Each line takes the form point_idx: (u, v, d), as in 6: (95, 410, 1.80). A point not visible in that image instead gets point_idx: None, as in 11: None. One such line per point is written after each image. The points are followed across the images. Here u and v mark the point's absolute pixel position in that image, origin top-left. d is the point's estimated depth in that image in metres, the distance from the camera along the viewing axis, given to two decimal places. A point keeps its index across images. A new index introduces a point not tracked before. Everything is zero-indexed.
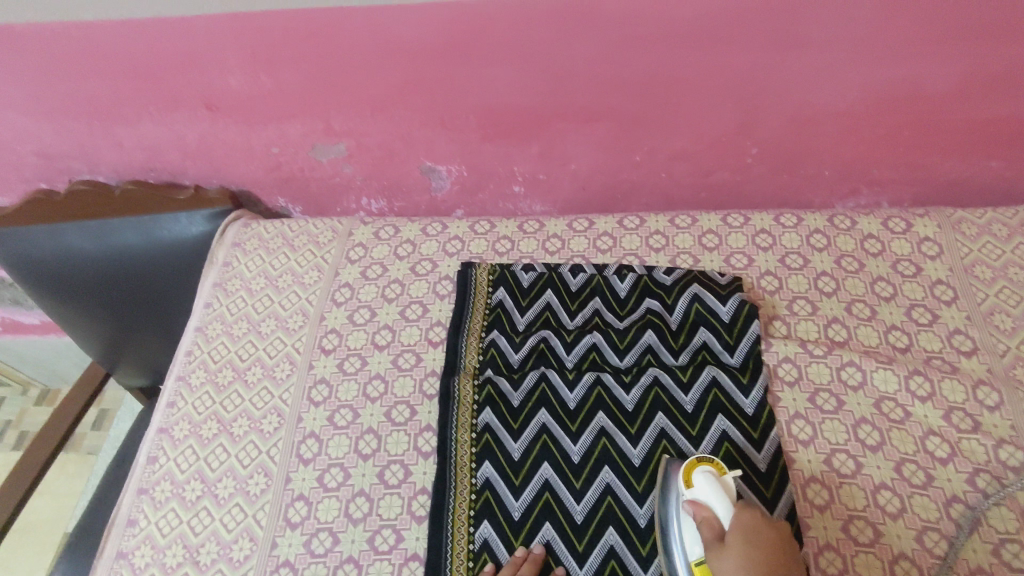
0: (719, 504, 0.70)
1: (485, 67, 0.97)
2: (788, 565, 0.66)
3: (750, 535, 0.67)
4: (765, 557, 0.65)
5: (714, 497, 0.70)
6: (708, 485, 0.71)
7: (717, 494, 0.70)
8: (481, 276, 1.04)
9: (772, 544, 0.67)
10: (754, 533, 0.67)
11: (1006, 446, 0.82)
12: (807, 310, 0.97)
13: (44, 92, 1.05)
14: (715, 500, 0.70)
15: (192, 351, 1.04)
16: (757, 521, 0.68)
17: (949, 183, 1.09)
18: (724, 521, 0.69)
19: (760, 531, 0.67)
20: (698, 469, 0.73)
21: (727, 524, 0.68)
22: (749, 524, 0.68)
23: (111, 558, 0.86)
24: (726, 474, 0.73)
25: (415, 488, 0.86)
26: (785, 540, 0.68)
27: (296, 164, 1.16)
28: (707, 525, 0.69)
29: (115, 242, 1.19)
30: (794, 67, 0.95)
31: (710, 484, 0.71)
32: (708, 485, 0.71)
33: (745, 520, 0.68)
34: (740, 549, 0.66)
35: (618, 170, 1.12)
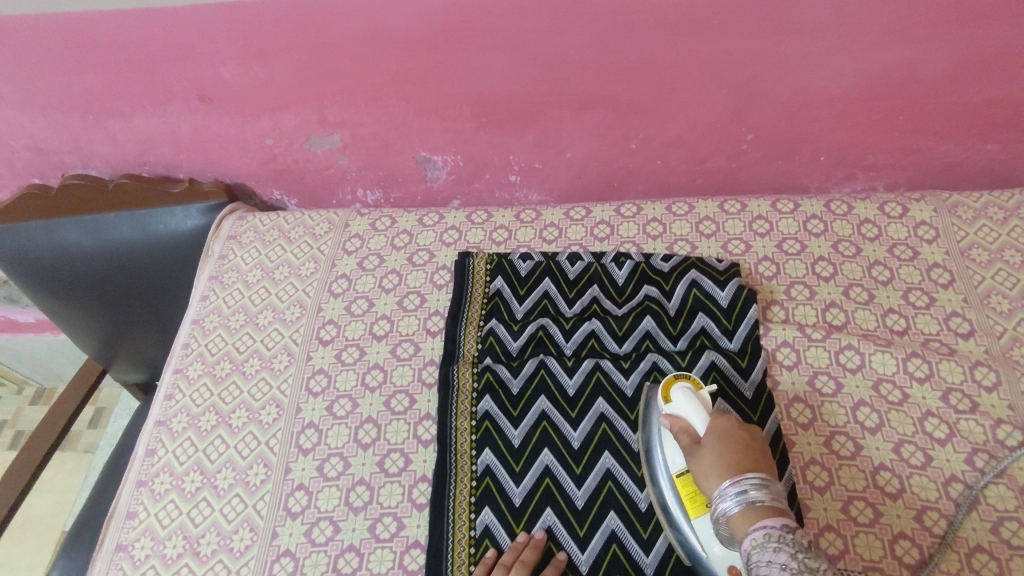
0: (695, 414, 0.73)
1: (479, 55, 0.97)
2: (761, 458, 0.68)
3: (723, 433, 0.70)
4: (738, 450, 0.68)
5: (691, 408, 0.74)
6: (685, 399, 0.75)
7: (692, 405, 0.74)
8: (478, 265, 1.03)
9: (745, 441, 0.69)
10: (727, 432, 0.70)
11: (1004, 426, 0.82)
12: (805, 295, 0.97)
13: (36, 86, 1.04)
14: (691, 411, 0.74)
15: (189, 344, 1.03)
16: (731, 425, 0.71)
17: (944, 167, 1.10)
18: (701, 429, 0.72)
19: (733, 432, 0.70)
20: (676, 386, 0.76)
21: (702, 430, 0.72)
22: (723, 427, 0.71)
23: (111, 551, 0.86)
24: (703, 390, 0.76)
25: (415, 476, 0.86)
26: (760, 444, 0.71)
27: (292, 156, 1.15)
28: (685, 434, 0.72)
29: (110, 236, 1.19)
30: (789, 52, 0.95)
31: (686, 397, 0.75)
32: (683, 398, 0.75)
33: (718, 424, 0.71)
34: (714, 447, 0.69)
35: (614, 158, 1.12)
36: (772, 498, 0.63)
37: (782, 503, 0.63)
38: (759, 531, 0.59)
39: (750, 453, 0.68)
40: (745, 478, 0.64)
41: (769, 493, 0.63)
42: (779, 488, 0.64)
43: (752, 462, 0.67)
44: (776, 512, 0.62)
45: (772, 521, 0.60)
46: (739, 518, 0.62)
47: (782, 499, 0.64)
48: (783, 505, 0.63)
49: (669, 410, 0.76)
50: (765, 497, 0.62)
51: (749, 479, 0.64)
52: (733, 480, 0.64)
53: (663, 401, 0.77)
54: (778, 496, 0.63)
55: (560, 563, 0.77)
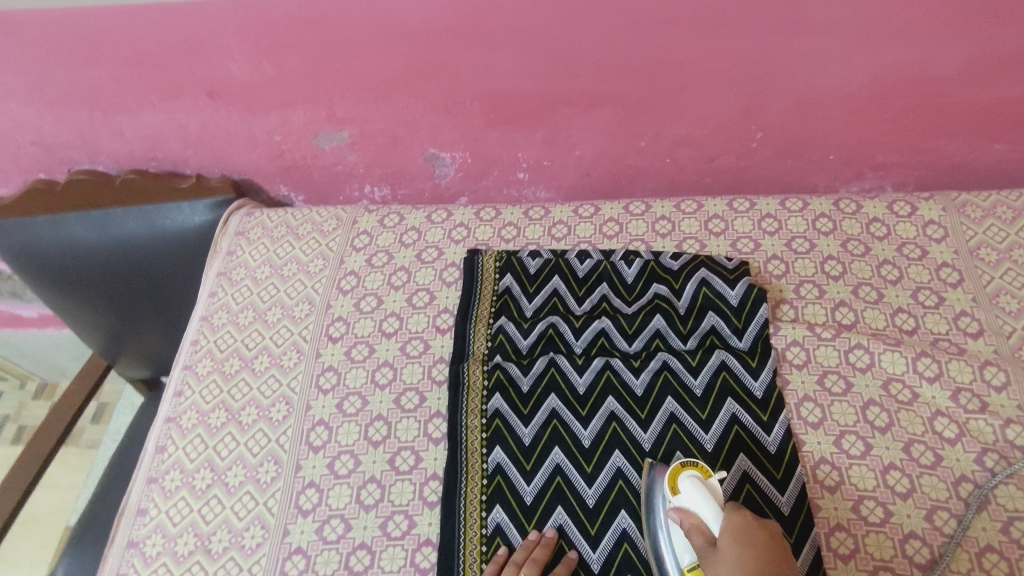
0: (708, 509, 0.70)
1: (491, 52, 0.97)
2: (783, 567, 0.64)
3: (741, 537, 0.66)
4: (759, 557, 0.65)
5: (702, 503, 0.70)
6: (695, 491, 0.71)
7: (705, 500, 0.70)
8: (487, 263, 1.03)
9: (765, 543, 0.66)
10: (745, 536, 0.66)
11: (1014, 426, 0.83)
12: (814, 294, 0.97)
13: (44, 81, 1.03)
14: (703, 506, 0.70)
15: (198, 340, 1.03)
16: (748, 524, 0.67)
17: (953, 166, 1.10)
18: (715, 527, 0.69)
19: (751, 533, 0.67)
20: (684, 475, 0.73)
21: (718, 530, 0.68)
22: (739, 527, 0.67)
23: (122, 547, 0.86)
24: (712, 478, 0.73)
25: (426, 474, 0.86)
26: (780, 542, 0.68)
27: (300, 152, 1.15)
28: (699, 533, 0.69)
29: (116, 232, 1.19)
30: (801, 50, 0.94)
31: (697, 489, 0.71)
32: (695, 491, 0.71)
33: (734, 525, 0.67)
34: (734, 555, 0.65)
35: (623, 156, 1.12)
36: None
37: None
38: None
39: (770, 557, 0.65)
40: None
41: None
42: None
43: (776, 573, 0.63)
44: None
45: None
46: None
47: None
48: None
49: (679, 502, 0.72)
50: None
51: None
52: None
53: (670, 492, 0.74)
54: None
55: (571, 562, 0.77)
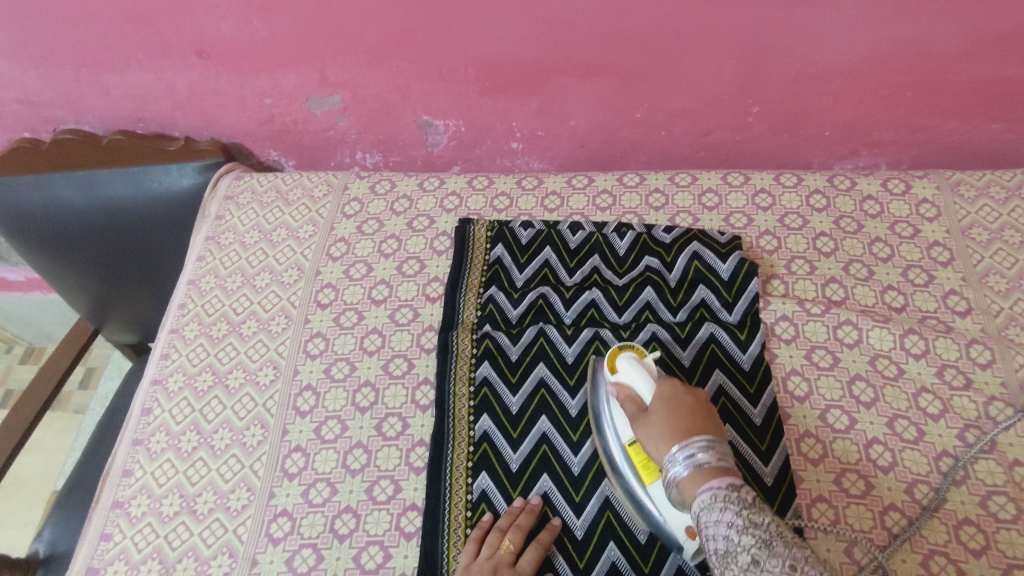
0: (641, 381, 0.75)
1: (486, 17, 0.95)
2: (706, 420, 0.72)
3: (670, 400, 0.73)
4: (683, 415, 0.72)
5: (637, 377, 0.76)
6: (630, 367, 0.77)
7: (639, 374, 0.76)
8: (479, 232, 1.03)
9: (689, 404, 0.73)
10: (673, 398, 0.73)
11: (997, 403, 0.83)
12: (805, 270, 0.97)
13: (27, 35, 1.01)
14: (637, 380, 0.76)
15: (185, 304, 1.02)
16: (675, 389, 0.74)
17: (948, 146, 1.09)
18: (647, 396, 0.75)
19: (679, 396, 0.74)
20: (622, 355, 0.78)
21: (648, 396, 0.74)
22: (669, 392, 0.74)
23: (107, 508, 0.86)
24: (648, 357, 0.79)
25: (413, 440, 0.86)
26: (705, 403, 0.75)
27: (291, 117, 1.13)
28: (632, 401, 0.75)
29: (103, 193, 1.17)
30: (801, 23, 0.93)
31: (633, 366, 0.76)
32: (631, 368, 0.77)
33: (665, 389, 0.74)
34: (662, 415, 0.72)
35: (618, 128, 1.11)
36: (719, 458, 0.67)
37: (728, 461, 0.67)
38: (707, 493, 0.63)
39: (695, 413, 0.72)
40: (692, 442, 0.67)
41: (715, 454, 0.67)
42: (724, 448, 0.68)
43: (698, 424, 0.71)
44: (722, 471, 0.66)
45: (719, 483, 0.64)
46: (690, 479, 0.66)
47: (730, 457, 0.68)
48: (729, 462, 0.67)
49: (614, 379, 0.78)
50: (712, 459, 0.66)
51: (696, 442, 0.67)
52: (682, 445, 0.68)
53: (608, 371, 0.79)
54: (723, 455, 0.67)
55: (554, 528, 0.77)
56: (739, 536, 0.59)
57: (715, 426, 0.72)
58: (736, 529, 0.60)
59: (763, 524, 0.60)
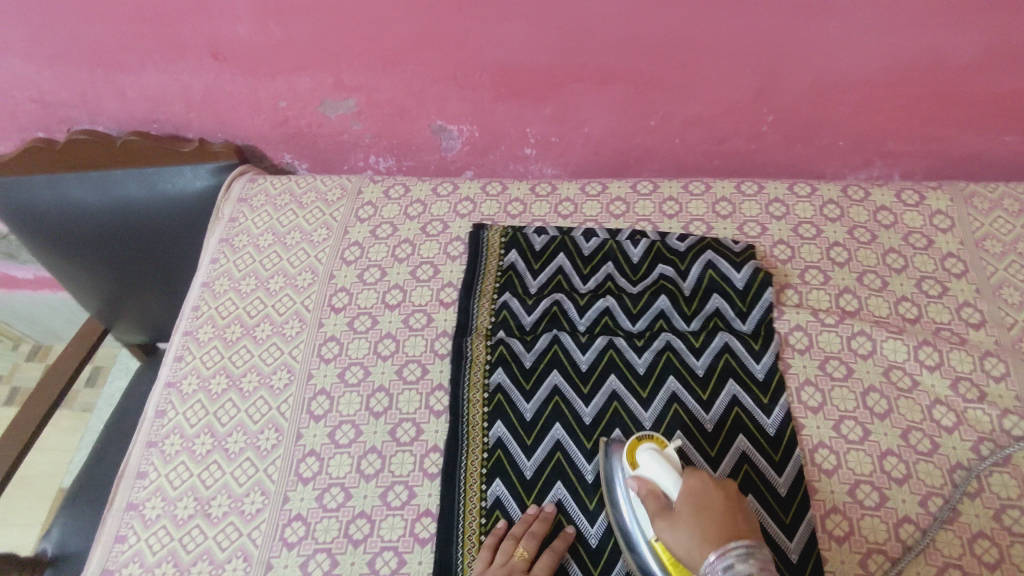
0: (665, 476, 0.70)
1: (503, 23, 0.95)
2: (740, 519, 0.66)
3: (699, 496, 0.67)
4: (716, 515, 0.66)
5: (660, 471, 0.71)
6: (652, 460, 0.71)
7: (662, 467, 0.71)
8: (493, 238, 1.03)
9: (721, 502, 0.67)
10: (700, 495, 0.67)
11: (1011, 416, 0.83)
12: (819, 280, 0.97)
13: (44, 35, 1.01)
14: (661, 474, 0.70)
15: (199, 306, 1.03)
16: (704, 483, 0.69)
17: (962, 157, 1.09)
18: (673, 492, 0.69)
19: (709, 492, 0.68)
20: (641, 446, 0.73)
21: (674, 493, 0.69)
22: (697, 488, 0.68)
23: (121, 509, 0.86)
24: (668, 447, 0.73)
25: (427, 446, 0.86)
26: (737, 498, 0.69)
27: (305, 120, 1.13)
28: (654, 497, 0.70)
29: (117, 194, 1.17)
30: (817, 33, 0.93)
31: (654, 458, 0.71)
32: (652, 461, 0.71)
33: (692, 485, 0.68)
34: (692, 516, 0.66)
35: (632, 135, 1.11)
36: (759, 568, 0.61)
37: (769, 569, 0.62)
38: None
39: (728, 512, 0.66)
40: (731, 550, 0.62)
41: (756, 564, 0.61)
42: (763, 555, 0.62)
43: (733, 527, 0.65)
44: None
45: None
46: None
47: (770, 565, 0.62)
48: (770, 573, 0.62)
49: (633, 473, 0.73)
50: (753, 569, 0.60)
51: (734, 550, 0.61)
52: (720, 553, 0.62)
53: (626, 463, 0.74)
54: (764, 563, 0.62)
55: (569, 536, 0.77)
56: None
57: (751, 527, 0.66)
58: None
59: None
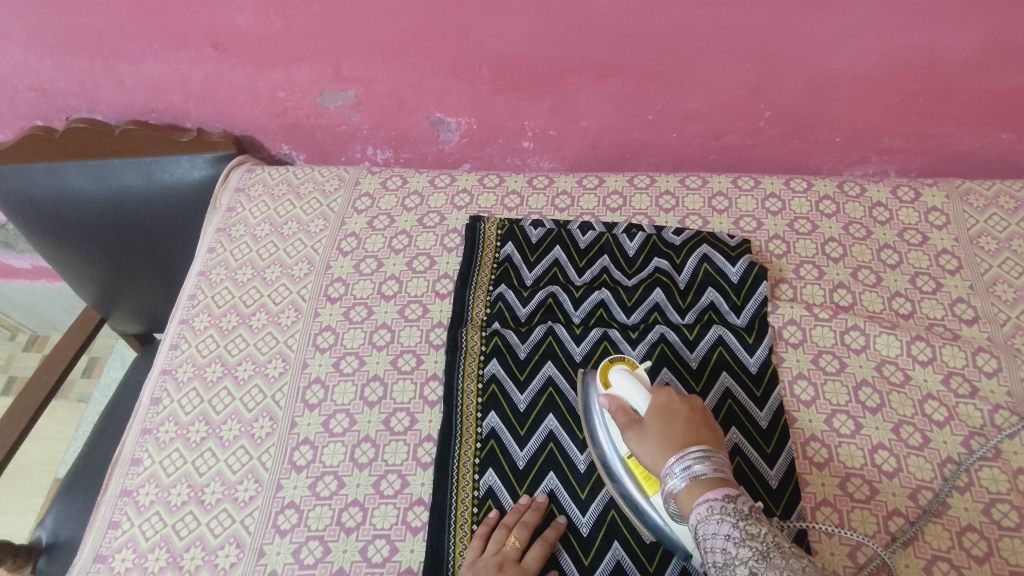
0: (636, 394, 0.74)
1: (502, 15, 0.95)
2: (703, 429, 0.71)
3: (665, 409, 0.72)
4: (680, 425, 0.70)
5: (631, 389, 0.74)
6: (624, 380, 0.75)
7: (633, 386, 0.74)
8: (489, 230, 1.03)
9: (685, 415, 0.72)
10: (667, 408, 0.72)
11: (1002, 412, 0.83)
12: (814, 275, 0.98)
13: (44, 23, 1.01)
14: (632, 392, 0.74)
15: (195, 295, 1.03)
16: (671, 399, 0.73)
17: (958, 154, 1.10)
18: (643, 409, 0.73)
19: (675, 406, 0.72)
20: (614, 368, 0.76)
21: (643, 408, 0.73)
22: (664, 403, 0.73)
23: (115, 496, 0.86)
24: (639, 369, 0.77)
25: (421, 436, 0.86)
26: (703, 414, 0.73)
27: (303, 111, 1.13)
28: (625, 413, 0.74)
29: (114, 183, 1.18)
30: (816, 29, 0.93)
31: (627, 379, 0.75)
32: (625, 380, 0.75)
33: (659, 401, 0.73)
34: (657, 425, 0.71)
35: (630, 129, 1.12)
36: (715, 469, 0.65)
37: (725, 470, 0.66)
38: (704, 505, 0.62)
39: (692, 424, 0.71)
40: (689, 452, 0.66)
41: (711, 465, 0.65)
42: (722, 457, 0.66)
43: (695, 435, 0.69)
44: (719, 481, 0.64)
45: (715, 495, 0.62)
46: (689, 490, 0.64)
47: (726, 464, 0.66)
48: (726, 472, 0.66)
49: (606, 392, 0.76)
50: (709, 470, 0.65)
51: (692, 453, 0.65)
52: (679, 456, 0.66)
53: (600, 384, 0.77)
54: (721, 464, 0.66)
55: (560, 527, 0.78)
56: (736, 548, 0.58)
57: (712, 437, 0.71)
58: (734, 541, 0.59)
59: (759, 535, 0.59)
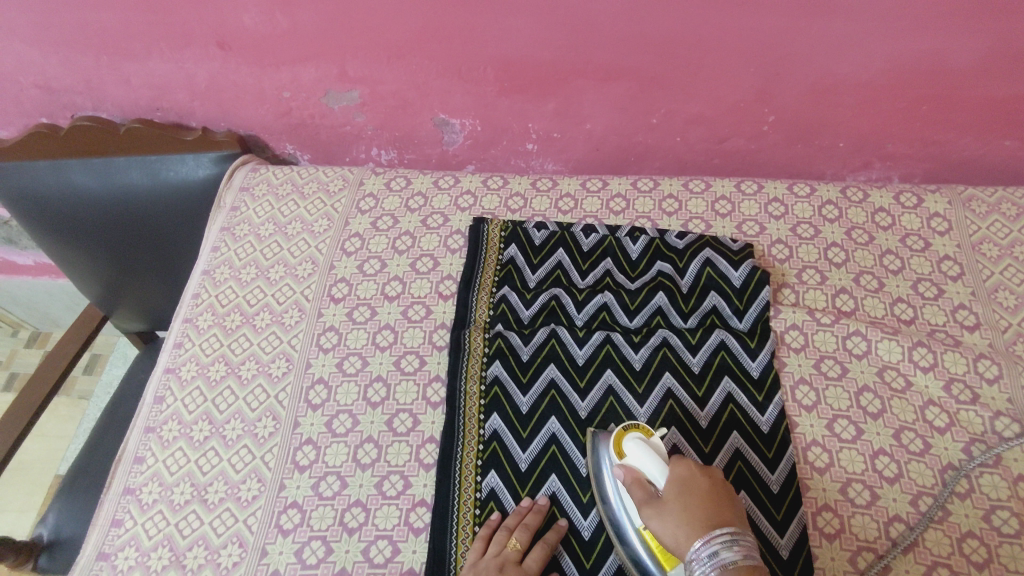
0: (652, 466, 0.71)
1: (508, 17, 0.95)
2: (726, 505, 0.67)
3: (685, 485, 0.68)
4: (702, 503, 0.66)
5: (646, 459, 0.72)
6: (638, 450, 0.72)
7: (649, 457, 0.72)
8: (493, 232, 1.03)
9: (706, 489, 0.68)
10: (686, 483, 0.68)
11: (1003, 418, 0.84)
12: (816, 280, 0.98)
13: (50, 21, 1.01)
14: (648, 463, 0.71)
15: (199, 294, 1.03)
16: (690, 472, 0.69)
17: (961, 161, 1.10)
18: (659, 481, 0.70)
19: (695, 481, 0.68)
20: (628, 436, 0.74)
21: (661, 482, 0.70)
22: (683, 477, 0.69)
23: (118, 494, 0.86)
24: (653, 437, 0.75)
25: (423, 437, 0.87)
26: (725, 488, 0.69)
27: (308, 111, 1.14)
28: (639, 486, 0.71)
29: (119, 181, 1.18)
30: (821, 34, 0.93)
31: (641, 448, 0.72)
32: (640, 450, 0.72)
33: (677, 475, 0.69)
34: (679, 504, 0.67)
35: (634, 132, 1.12)
36: (744, 556, 0.61)
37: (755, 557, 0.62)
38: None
39: (714, 502, 0.67)
40: (716, 537, 0.62)
41: (740, 551, 0.61)
42: (748, 541, 0.63)
43: (718, 513, 0.65)
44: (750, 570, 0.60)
45: None
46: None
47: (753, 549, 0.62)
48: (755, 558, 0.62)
49: (620, 462, 0.73)
50: (737, 557, 0.61)
51: (718, 537, 0.62)
52: (704, 541, 0.62)
53: (614, 453, 0.75)
54: (750, 551, 0.62)
55: (562, 529, 0.78)
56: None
57: (737, 514, 0.67)
58: None
59: None
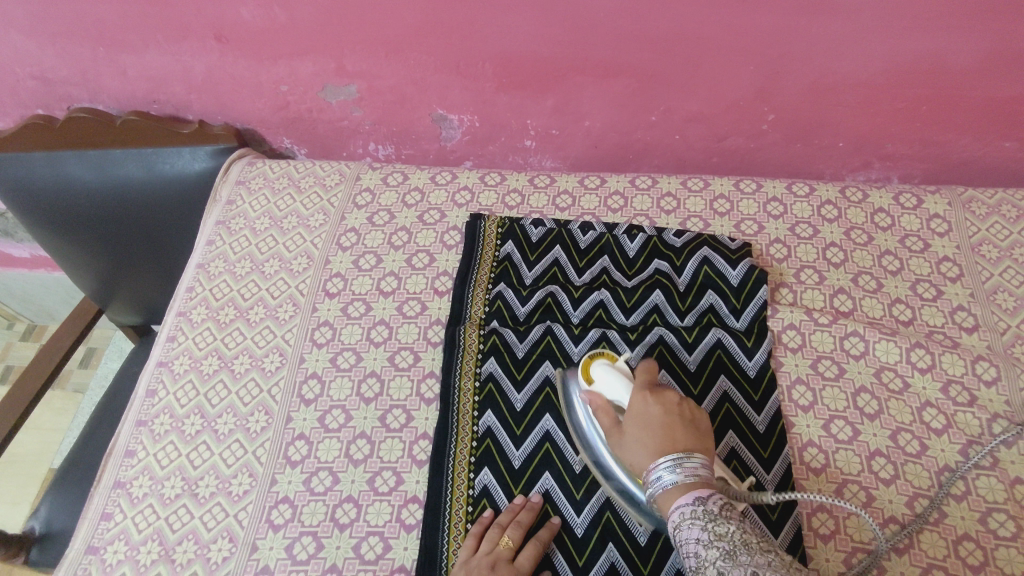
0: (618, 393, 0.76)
1: (506, 13, 0.95)
2: (679, 428, 0.70)
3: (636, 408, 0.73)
4: (655, 429, 0.70)
5: (612, 388, 0.77)
6: (604, 380, 0.78)
7: (614, 384, 0.77)
8: (489, 228, 1.03)
9: (660, 416, 0.71)
10: (642, 411, 0.73)
11: (1001, 421, 0.83)
12: (814, 280, 0.97)
13: (47, 12, 1.01)
14: (612, 391, 0.77)
15: (193, 287, 1.03)
16: (648, 401, 0.73)
17: (962, 162, 1.09)
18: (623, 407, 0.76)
19: (651, 408, 0.72)
20: (595, 367, 0.79)
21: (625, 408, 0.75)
22: (640, 406, 0.73)
23: (107, 487, 0.86)
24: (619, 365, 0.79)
25: (416, 433, 0.86)
26: (682, 411, 0.72)
27: (306, 105, 1.13)
28: (606, 414, 0.76)
29: (115, 173, 1.17)
30: (821, 33, 0.93)
31: (607, 376, 0.78)
32: (606, 379, 0.78)
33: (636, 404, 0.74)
34: (635, 432, 0.72)
35: (632, 130, 1.11)
36: (688, 474, 0.65)
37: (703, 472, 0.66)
38: (676, 511, 0.64)
39: (665, 423, 0.71)
40: (661, 461, 0.67)
41: (684, 471, 0.65)
42: (696, 461, 0.66)
43: (668, 439, 0.69)
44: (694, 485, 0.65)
45: (687, 501, 0.63)
46: (666, 495, 0.66)
47: (701, 466, 0.66)
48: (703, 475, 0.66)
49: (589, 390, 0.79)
50: (680, 476, 0.65)
51: (662, 462, 0.67)
52: (652, 466, 0.67)
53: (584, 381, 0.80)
54: (697, 468, 0.66)
55: (554, 526, 0.77)
56: (705, 550, 0.59)
57: (692, 434, 0.70)
58: (703, 545, 0.60)
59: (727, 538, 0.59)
